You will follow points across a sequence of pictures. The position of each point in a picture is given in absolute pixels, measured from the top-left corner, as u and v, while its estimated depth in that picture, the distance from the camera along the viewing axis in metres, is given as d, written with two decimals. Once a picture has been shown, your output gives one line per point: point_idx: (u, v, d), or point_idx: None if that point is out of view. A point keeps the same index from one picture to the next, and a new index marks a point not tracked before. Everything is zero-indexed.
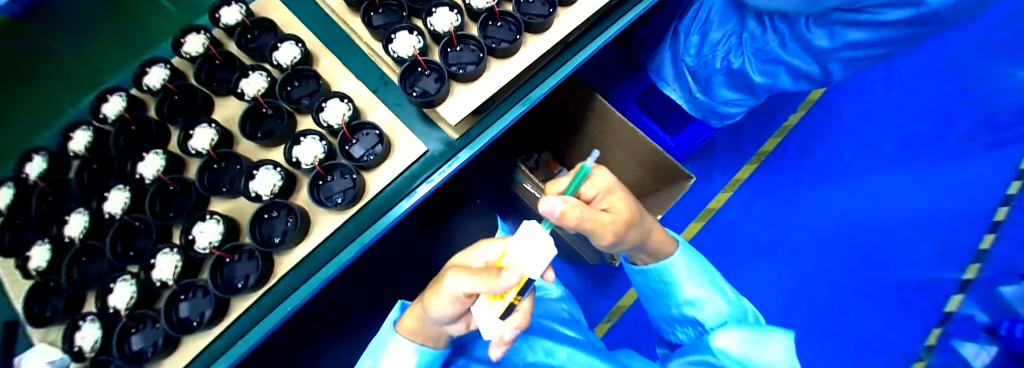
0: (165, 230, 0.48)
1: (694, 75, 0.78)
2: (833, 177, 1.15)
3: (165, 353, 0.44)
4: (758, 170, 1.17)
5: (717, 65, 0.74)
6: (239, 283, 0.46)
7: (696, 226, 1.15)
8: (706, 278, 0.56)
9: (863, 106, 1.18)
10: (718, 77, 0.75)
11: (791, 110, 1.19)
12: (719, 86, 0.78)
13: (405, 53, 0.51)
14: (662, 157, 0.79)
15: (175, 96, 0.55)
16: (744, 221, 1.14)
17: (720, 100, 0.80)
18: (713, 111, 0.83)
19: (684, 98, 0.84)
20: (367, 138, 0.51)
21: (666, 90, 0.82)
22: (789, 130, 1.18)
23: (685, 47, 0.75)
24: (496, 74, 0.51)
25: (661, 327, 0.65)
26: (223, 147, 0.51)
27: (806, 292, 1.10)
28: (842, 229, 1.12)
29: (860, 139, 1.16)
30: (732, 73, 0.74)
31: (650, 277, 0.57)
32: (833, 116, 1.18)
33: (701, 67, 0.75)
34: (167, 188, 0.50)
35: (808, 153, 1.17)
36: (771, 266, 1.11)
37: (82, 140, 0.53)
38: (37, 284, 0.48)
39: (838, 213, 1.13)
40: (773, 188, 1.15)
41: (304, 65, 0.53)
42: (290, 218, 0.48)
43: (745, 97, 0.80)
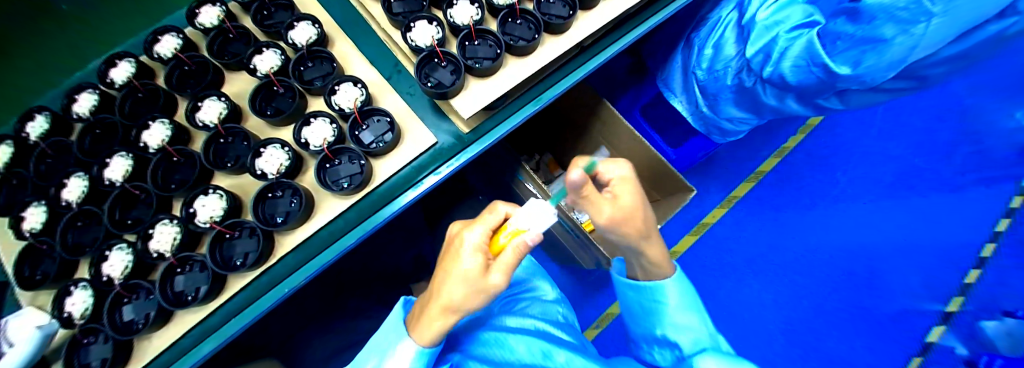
0: (166, 201, 0.48)
1: (703, 90, 0.78)
2: (830, 201, 1.16)
3: (157, 326, 0.43)
4: (755, 188, 1.18)
5: (728, 82, 0.71)
6: (238, 261, 0.45)
7: (690, 239, 1.16)
8: (693, 306, 0.52)
9: (865, 133, 1.18)
10: (728, 94, 0.73)
11: (794, 131, 1.20)
12: (725, 104, 0.76)
13: (423, 43, 0.51)
14: (663, 167, 0.79)
15: (186, 66, 0.54)
16: (739, 238, 1.15)
17: (725, 116, 0.79)
18: (717, 126, 0.84)
19: (691, 111, 0.87)
20: (378, 124, 0.50)
21: (674, 100, 0.87)
22: (790, 151, 1.19)
23: (697, 61, 0.76)
24: (512, 71, 0.50)
25: (640, 346, 0.61)
26: (231, 122, 0.50)
27: (796, 312, 1.10)
28: (835, 253, 1.13)
29: (859, 165, 1.17)
30: (741, 91, 0.71)
31: (640, 294, 0.55)
32: (833, 141, 1.19)
33: (711, 82, 0.75)
34: (171, 159, 0.49)
35: (807, 176, 1.17)
36: (762, 283, 1.12)
37: (88, 102, 0.52)
38: (30, 245, 0.47)
39: (832, 237, 1.14)
40: (771, 208, 1.16)
41: (319, 46, 0.52)
42: (294, 199, 0.47)
43: (751, 117, 0.78)
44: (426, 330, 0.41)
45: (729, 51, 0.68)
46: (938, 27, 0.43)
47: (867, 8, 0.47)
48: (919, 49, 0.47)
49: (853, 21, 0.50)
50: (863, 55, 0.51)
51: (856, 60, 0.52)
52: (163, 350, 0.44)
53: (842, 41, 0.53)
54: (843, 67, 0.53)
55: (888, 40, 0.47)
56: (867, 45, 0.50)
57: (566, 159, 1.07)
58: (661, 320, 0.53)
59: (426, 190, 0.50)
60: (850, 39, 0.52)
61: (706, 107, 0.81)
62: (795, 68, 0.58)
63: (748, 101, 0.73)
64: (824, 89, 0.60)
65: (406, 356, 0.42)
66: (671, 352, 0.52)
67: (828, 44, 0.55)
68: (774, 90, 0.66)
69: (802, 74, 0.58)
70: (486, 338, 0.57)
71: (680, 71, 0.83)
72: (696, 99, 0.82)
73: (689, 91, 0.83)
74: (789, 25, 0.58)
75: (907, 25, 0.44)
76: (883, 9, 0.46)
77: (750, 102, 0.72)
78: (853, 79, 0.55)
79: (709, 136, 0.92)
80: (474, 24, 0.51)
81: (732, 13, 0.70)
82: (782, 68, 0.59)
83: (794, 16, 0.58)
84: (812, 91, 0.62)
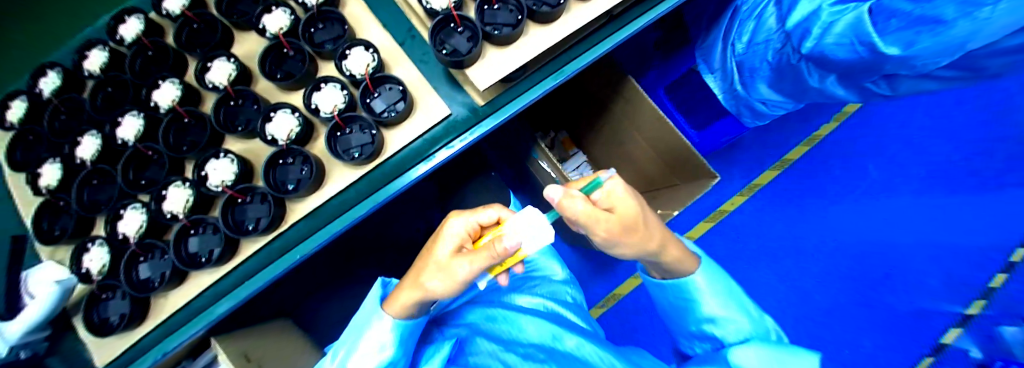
0: (178, 163, 0.47)
1: (739, 67, 0.73)
2: (855, 195, 1.11)
3: (173, 284, 0.44)
4: (779, 177, 1.13)
5: (767, 58, 0.67)
6: (250, 225, 0.45)
7: (705, 226, 1.13)
8: (726, 292, 0.50)
9: (899, 126, 1.12)
10: (765, 70, 0.68)
11: (825, 119, 1.14)
12: (761, 82, 0.71)
13: (438, 6, 0.47)
14: (684, 150, 0.75)
15: (195, 25, 0.52)
16: (755, 227, 1.12)
17: (758, 96, 0.74)
18: (750, 107, 0.80)
19: (723, 88, 0.81)
20: (390, 93, 0.48)
21: (708, 77, 0.82)
22: (818, 140, 1.13)
23: (737, 33, 0.71)
24: (534, 41, 0.47)
25: (678, 342, 0.58)
26: (241, 84, 0.48)
27: (809, 306, 1.07)
28: (854, 247, 1.10)
29: (890, 159, 1.12)
30: (778, 69, 0.67)
31: (671, 292, 0.51)
32: (865, 131, 1.13)
33: (747, 58, 0.70)
34: (182, 120, 0.48)
35: (834, 168, 1.12)
36: (775, 274, 1.10)
37: (97, 60, 0.51)
38: (47, 202, 0.48)
39: (853, 231, 1.10)
40: (792, 199, 1.12)
41: (331, 7, 0.49)
42: (305, 166, 0.46)
43: (789, 101, 0.74)
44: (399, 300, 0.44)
45: (771, 23, 0.64)
46: (1009, 9, 0.39)
47: None
48: (983, 35, 0.42)
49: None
50: (916, 36, 0.46)
51: (908, 40, 0.46)
52: (180, 308, 0.45)
53: (898, 19, 0.47)
54: (893, 48, 0.48)
55: (947, 22, 0.43)
56: (923, 27, 0.45)
57: (583, 136, 1.03)
58: (696, 312, 0.50)
59: (438, 164, 0.48)
60: (906, 17, 0.46)
61: (740, 85, 0.75)
62: (837, 44, 0.53)
63: (785, 77, 0.67)
64: (870, 71, 0.55)
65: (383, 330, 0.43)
66: (710, 342, 0.49)
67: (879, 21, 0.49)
68: (814, 68, 0.61)
69: (844, 52, 0.53)
70: (494, 314, 0.57)
71: (720, 44, 0.76)
72: (730, 77, 0.76)
73: (725, 68, 0.76)
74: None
75: (971, 7, 0.41)
76: None
77: (790, 83, 0.67)
78: (905, 62, 0.49)
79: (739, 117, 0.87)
80: None
81: None
82: (824, 44, 0.54)
83: None
84: (858, 72, 0.56)
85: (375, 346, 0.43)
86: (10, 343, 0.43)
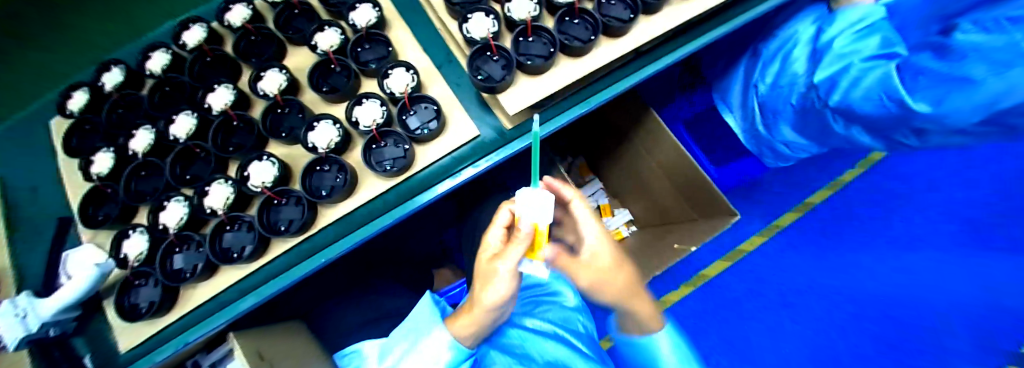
0: (223, 162, 0.50)
1: (762, 107, 0.76)
2: (878, 245, 1.08)
3: (203, 277, 0.45)
4: (802, 219, 1.11)
5: (790, 101, 0.69)
6: (282, 226, 0.47)
7: (721, 265, 1.10)
8: (684, 353, 0.55)
9: (932, 178, 1.09)
10: (788, 113, 0.70)
11: (849, 164, 1.12)
12: (784, 124, 0.73)
13: (478, 35, 0.51)
14: (705, 185, 0.76)
15: (253, 37, 0.57)
16: (772, 270, 1.09)
17: (781, 138, 0.77)
18: (772, 148, 0.83)
19: (745, 128, 0.85)
20: (425, 111, 0.51)
21: (727, 114, 0.87)
22: (842, 186, 1.12)
23: (761, 74, 0.74)
24: (564, 72, 0.50)
25: None
26: (289, 94, 0.52)
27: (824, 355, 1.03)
28: (877, 300, 1.04)
29: (925, 210, 1.06)
30: (803, 113, 0.68)
31: (636, 349, 0.56)
32: (892, 181, 1.11)
33: (770, 100, 0.73)
34: (231, 123, 0.52)
35: (857, 216, 1.10)
36: (794, 321, 1.05)
37: (160, 61, 0.55)
38: (94, 189, 0.51)
39: (878, 283, 1.05)
40: (811, 244, 1.10)
41: (377, 30, 0.54)
42: (339, 175, 0.49)
43: (812, 145, 0.74)
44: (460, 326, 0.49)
45: (796, 68, 0.67)
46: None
47: (959, 44, 0.43)
48: (1013, 100, 0.39)
49: (944, 57, 0.44)
50: (946, 95, 0.44)
51: (938, 97, 0.45)
52: (207, 301, 0.46)
53: (926, 76, 0.46)
54: (922, 104, 0.46)
55: (976, 82, 0.41)
56: (953, 84, 0.43)
57: (599, 165, 1.07)
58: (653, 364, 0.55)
59: (461, 182, 0.50)
60: (935, 75, 0.45)
61: (762, 127, 0.79)
62: (865, 98, 0.53)
63: (812, 122, 0.68)
64: (899, 128, 0.54)
65: (439, 345, 0.51)
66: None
67: (907, 78, 0.49)
68: (838, 117, 0.61)
69: (872, 106, 0.53)
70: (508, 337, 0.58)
71: (741, 87, 0.82)
72: (752, 116, 0.80)
73: (746, 108, 0.81)
74: (864, 55, 0.55)
75: (1003, 68, 0.39)
76: (977, 45, 0.41)
77: (814, 126, 0.68)
78: (936, 120, 0.47)
79: (761, 157, 0.90)
80: (531, 21, 0.51)
81: (810, 30, 0.67)
82: (851, 97, 0.55)
83: (871, 47, 0.56)
84: (887, 127, 0.56)
85: (427, 358, 0.51)
86: (41, 322, 0.44)
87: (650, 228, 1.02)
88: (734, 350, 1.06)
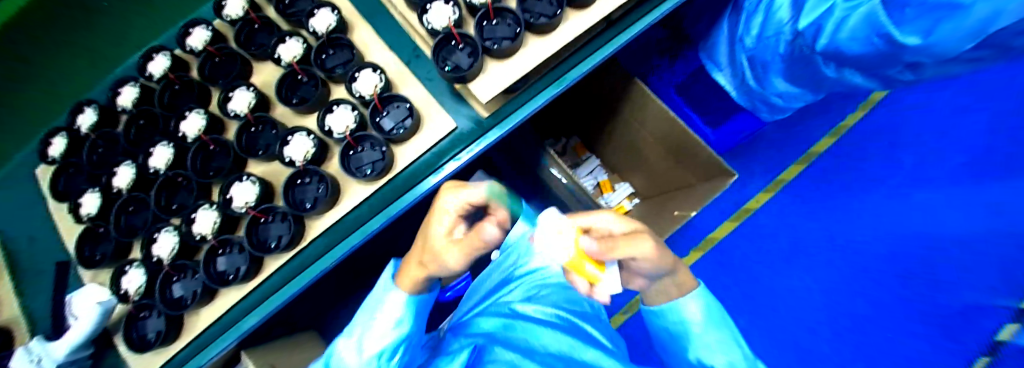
0: (206, 187, 0.50)
1: (751, 61, 0.73)
2: (886, 188, 1.05)
3: (203, 302, 0.46)
4: (804, 172, 1.11)
5: (779, 50, 0.67)
6: (273, 243, 0.48)
7: (730, 224, 1.11)
8: (721, 321, 0.47)
9: (931, 114, 1.07)
10: (778, 63, 0.69)
11: (847, 110, 1.11)
12: (775, 75, 0.72)
13: (439, 25, 0.50)
14: (697, 147, 0.74)
15: (216, 58, 0.56)
16: (778, 225, 1.09)
17: (774, 90, 0.75)
18: (765, 101, 0.80)
19: (735, 85, 0.82)
20: (398, 110, 0.51)
21: (716, 75, 0.83)
22: (841, 132, 1.10)
23: (745, 29, 0.71)
24: (533, 51, 0.48)
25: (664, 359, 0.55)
26: (260, 110, 0.52)
27: (834, 294, 1.03)
28: (890, 239, 1.02)
29: (925, 149, 1.06)
30: (792, 61, 0.67)
31: (664, 319, 0.48)
32: (891, 120, 1.09)
33: (758, 52, 0.71)
34: (208, 147, 0.52)
35: (860, 161, 1.08)
36: (805, 274, 1.06)
37: (130, 95, 0.55)
38: (87, 229, 0.52)
39: (890, 224, 1.03)
40: (816, 197, 1.09)
41: (339, 33, 0.52)
42: (321, 185, 0.49)
43: (807, 93, 0.75)
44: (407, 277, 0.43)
45: (781, 16, 0.63)
46: None
47: None
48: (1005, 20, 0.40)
49: None
50: (935, 25, 0.45)
51: (927, 29, 0.46)
52: (212, 323, 0.47)
53: (911, 9, 0.46)
54: (911, 37, 0.48)
55: (966, 8, 0.41)
56: (941, 14, 0.44)
57: (592, 142, 1.07)
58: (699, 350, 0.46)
59: (443, 177, 0.50)
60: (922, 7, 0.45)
61: (753, 80, 0.76)
62: (851, 39, 0.54)
63: (803, 69, 0.67)
64: (893, 63, 0.57)
65: (395, 307, 0.44)
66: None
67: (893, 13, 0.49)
68: (829, 59, 0.62)
69: (860, 45, 0.54)
70: (513, 325, 0.56)
71: (726, 41, 0.78)
72: (743, 73, 0.77)
73: (735, 65, 0.78)
74: None
75: None
76: None
77: (806, 74, 0.68)
78: (924, 50, 0.49)
79: (755, 113, 0.87)
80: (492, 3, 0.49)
81: None
82: (838, 39, 0.55)
83: None
84: (880, 65, 0.59)
85: (386, 323, 0.44)
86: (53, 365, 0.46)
87: (650, 199, 1.02)
88: (745, 308, 1.07)
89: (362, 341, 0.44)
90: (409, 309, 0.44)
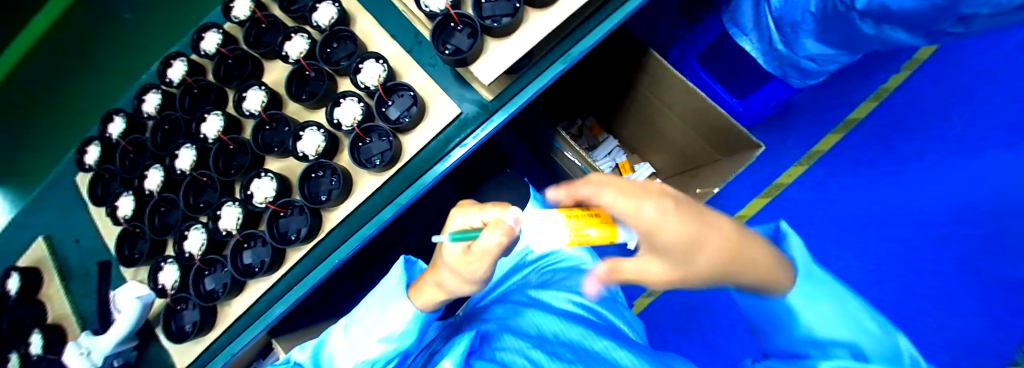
0: (227, 185, 0.52)
1: (779, 21, 0.67)
2: (937, 156, 0.97)
3: (235, 292, 0.49)
4: (844, 140, 1.01)
5: (808, 9, 0.61)
6: (293, 235, 0.50)
7: (759, 202, 1.03)
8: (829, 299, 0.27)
9: (993, 69, 0.96)
10: (809, 23, 0.63)
11: (893, 68, 1.00)
12: (805, 37, 0.66)
13: (436, 7, 0.49)
14: (725, 122, 0.69)
15: (229, 60, 0.57)
16: (816, 199, 1.01)
17: (805, 53, 0.69)
18: (796, 66, 0.73)
19: (761, 50, 0.75)
20: (402, 100, 0.51)
21: (740, 40, 0.77)
22: (886, 94, 1.00)
23: None
24: (534, 27, 0.46)
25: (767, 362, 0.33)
26: (273, 108, 0.53)
27: (881, 267, 0.97)
28: (939, 210, 0.96)
29: (982, 108, 0.96)
30: (825, 21, 0.61)
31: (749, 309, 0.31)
32: (947, 78, 0.98)
33: (788, 12, 0.64)
34: (228, 147, 0.54)
35: (908, 126, 0.99)
36: (850, 251, 0.98)
37: (153, 102, 0.58)
38: (125, 230, 0.56)
39: (941, 194, 0.96)
40: (858, 167, 1.00)
41: (342, 26, 0.53)
42: (334, 178, 0.50)
43: (842, 54, 0.68)
44: (424, 294, 0.45)
45: None
46: None
47: None
48: None
49: None
50: None
51: None
52: (243, 313, 0.50)
53: None
54: None
55: None
56: None
57: (610, 122, 1.04)
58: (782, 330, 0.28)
59: (450, 166, 0.49)
60: None
61: (781, 44, 0.70)
62: None
63: (835, 28, 0.62)
64: (942, 16, 0.53)
65: (401, 318, 0.45)
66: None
67: None
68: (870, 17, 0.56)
69: None
70: (521, 311, 0.55)
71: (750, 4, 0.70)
72: (769, 36, 0.71)
73: (761, 29, 0.71)
74: None
75: None
76: None
77: (840, 32, 0.62)
78: None
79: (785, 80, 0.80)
80: None
81: None
82: None
83: None
84: (928, 20, 0.54)
85: (387, 330, 0.45)
86: (104, 355, 0.50)
87: (671, 179, 0.98)
88: None
89: (366, 338, 0.44)
90: (412, 324, 0.45)
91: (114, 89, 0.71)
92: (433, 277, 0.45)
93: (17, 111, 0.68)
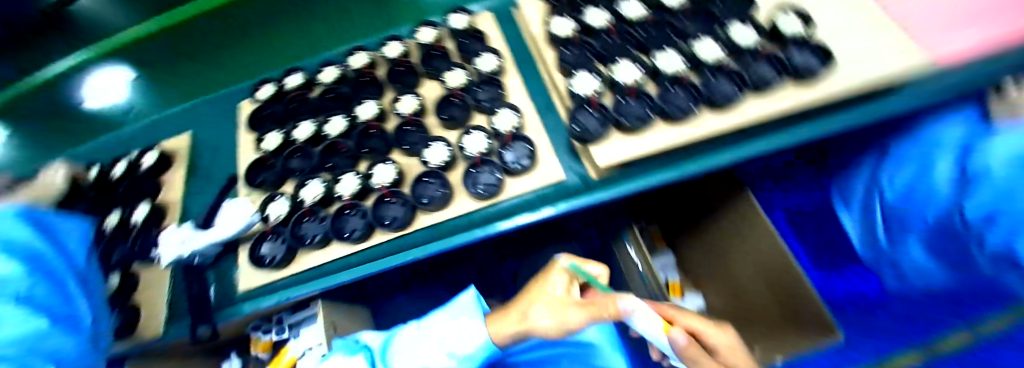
0: (357, 160, 0.63)
1: (889, 213, 0.65)
2: None
3: (321, 245, 0.55)
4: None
5: (927, 216, 0.58)
6: (387, 221, 0.56)
7: None
8: None
9: None
10: (924, 231, 0.60)
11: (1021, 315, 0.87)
12: (912, 241, 0.62)
13: (582, 90, 0.56)
14: (801, 295, 0.66)
15: (400, 68, 0.69)
16: None
17: (910, 259, 0.64)
18: (895, 266, 0.68)
19: (863, 236, 0.73)
20: (519, 148, 0.58)
21: (842, 214, 0.77)
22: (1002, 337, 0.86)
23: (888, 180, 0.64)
24: (661, 135, 0.49)
25: None
26: (418, 116, 0.64)
27: None
28: None
29: None
30: (942, 233, 0.58)
31: None
32: None
33: (902, 209, 0.62)
34: (369, 131, 0.64)
35: None
36: None
37: (330, 74, 0.71)
38: (259, 159, 0.65)
39: None
40: None
41: (495, 76, 0.64)
42: (441, 188, 0.58)
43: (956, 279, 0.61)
44: (502, 327, 0.50)
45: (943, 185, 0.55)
46: None
47: None
48: None
49: None
50: None
51: None
52: (311, 267, 0.55)
53: None
54: None
55: None
56: None
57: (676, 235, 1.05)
58: None
59: (536, 218, 0.51)
60: None
61: (883, 235, 0.68)
62: None
63: (952, 249, 0.58)
64: None
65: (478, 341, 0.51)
66: None
67: None
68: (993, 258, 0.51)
69: None
70: None
71: (864, 179, 0.71)
72: (873, 222, 0.69)
73: (866, 212, 0.70)
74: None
75: None
76: None
77: (957, 254, 0.57)
78: None
79: (883, 276, 0.75)
80: (636, 85, 0.54)
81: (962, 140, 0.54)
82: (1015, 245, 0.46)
83: None
84: None
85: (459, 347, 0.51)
86: (191, 252, 0.55)
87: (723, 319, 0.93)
88: None
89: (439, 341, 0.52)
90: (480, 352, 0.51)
91: (236, 72, 0.84)
92: (511, 315, 0.51)
93: (166, 67, 0.79)
